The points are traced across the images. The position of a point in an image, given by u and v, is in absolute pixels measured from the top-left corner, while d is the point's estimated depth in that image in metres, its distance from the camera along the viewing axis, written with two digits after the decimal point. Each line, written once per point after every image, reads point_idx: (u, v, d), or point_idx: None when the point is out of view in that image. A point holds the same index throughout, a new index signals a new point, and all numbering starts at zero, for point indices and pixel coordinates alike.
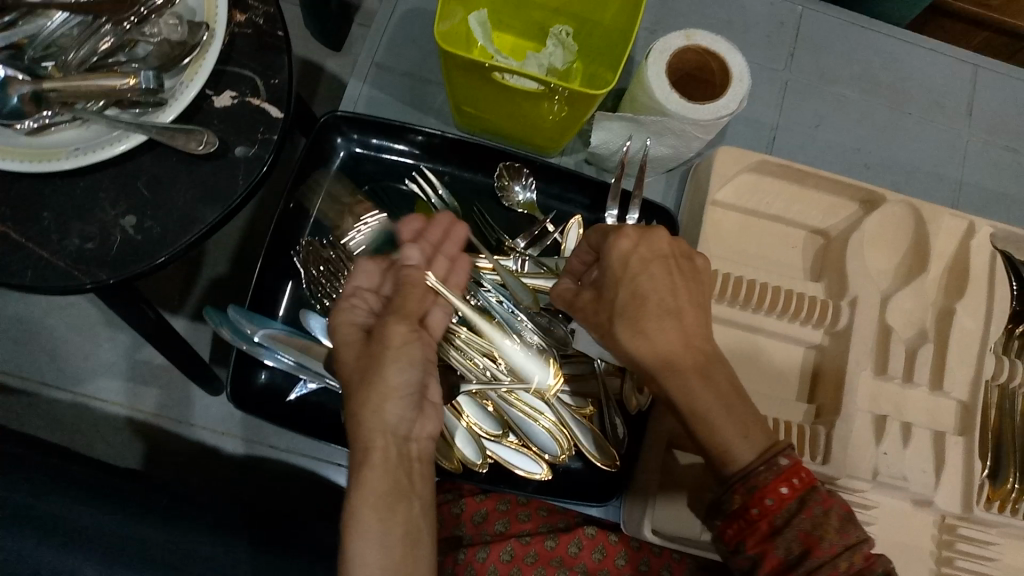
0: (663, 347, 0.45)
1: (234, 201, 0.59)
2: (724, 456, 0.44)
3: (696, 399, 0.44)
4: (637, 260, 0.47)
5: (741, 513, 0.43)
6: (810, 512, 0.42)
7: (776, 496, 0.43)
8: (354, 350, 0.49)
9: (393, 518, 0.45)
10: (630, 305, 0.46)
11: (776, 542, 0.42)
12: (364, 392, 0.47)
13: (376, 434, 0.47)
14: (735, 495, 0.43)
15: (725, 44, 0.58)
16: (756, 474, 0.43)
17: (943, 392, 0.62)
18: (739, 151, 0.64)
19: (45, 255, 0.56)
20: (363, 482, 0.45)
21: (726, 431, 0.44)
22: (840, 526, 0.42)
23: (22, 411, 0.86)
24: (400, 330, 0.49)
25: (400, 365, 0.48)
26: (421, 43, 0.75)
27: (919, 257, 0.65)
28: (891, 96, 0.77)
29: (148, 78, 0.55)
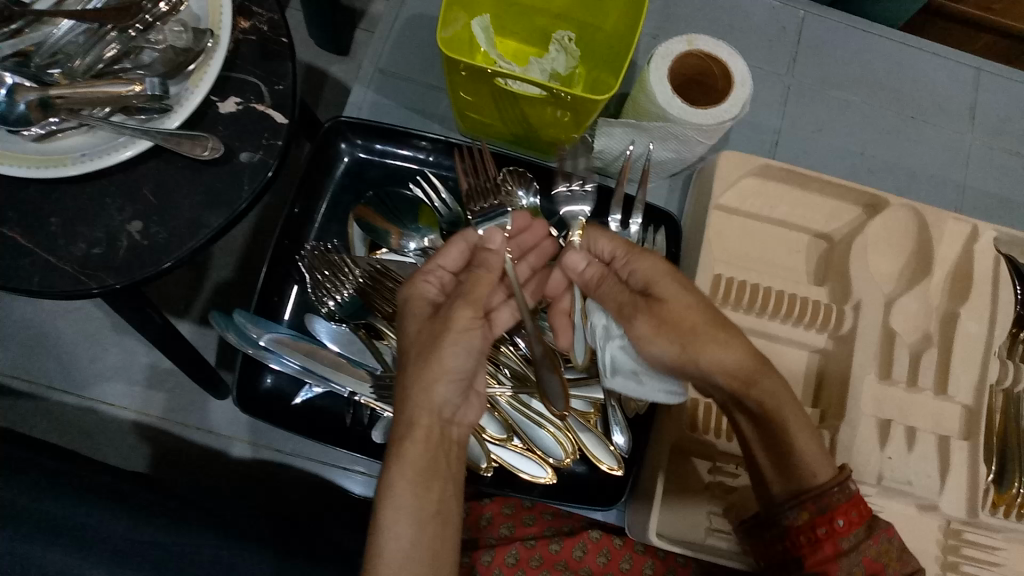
0: (735, 362, 0.49)
1: (240, 205, 0.59)
2: (803, 474, 0.50)
3: (789, 423, 0.50)
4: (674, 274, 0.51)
5: (807, 531, 0.49)
6: (875, 539, 0.49)
7: (846, 520, 0.49)
8: (418, 325, 0.51)
9: (427, 495, 0.47)
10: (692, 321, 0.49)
11: (841, 564, 0.48)
12: (418, 369, 0.49)
13: (421, 412, 0.48)
14: (804, 512, 0.49)
15: (727, 49, 0.58)
16: (829, 496, 0.49)
17: (948, 396, 0.62)
18: (742, 156, 0.64)
19: (51, 260, 0.57)
20: (402, 455, 0.47)
21: (808, 454, 0.50)
22: (899, 554, 0.50)
23: (29, 415, 0.87)
24: (466, 314, 0.50)
25: (456, 349, 0.49)
26: (424, 49, 0.76)
27: (924, 261, 0.65)
28: (894, 100, 0.77)
29: (153, 84, 0.56)
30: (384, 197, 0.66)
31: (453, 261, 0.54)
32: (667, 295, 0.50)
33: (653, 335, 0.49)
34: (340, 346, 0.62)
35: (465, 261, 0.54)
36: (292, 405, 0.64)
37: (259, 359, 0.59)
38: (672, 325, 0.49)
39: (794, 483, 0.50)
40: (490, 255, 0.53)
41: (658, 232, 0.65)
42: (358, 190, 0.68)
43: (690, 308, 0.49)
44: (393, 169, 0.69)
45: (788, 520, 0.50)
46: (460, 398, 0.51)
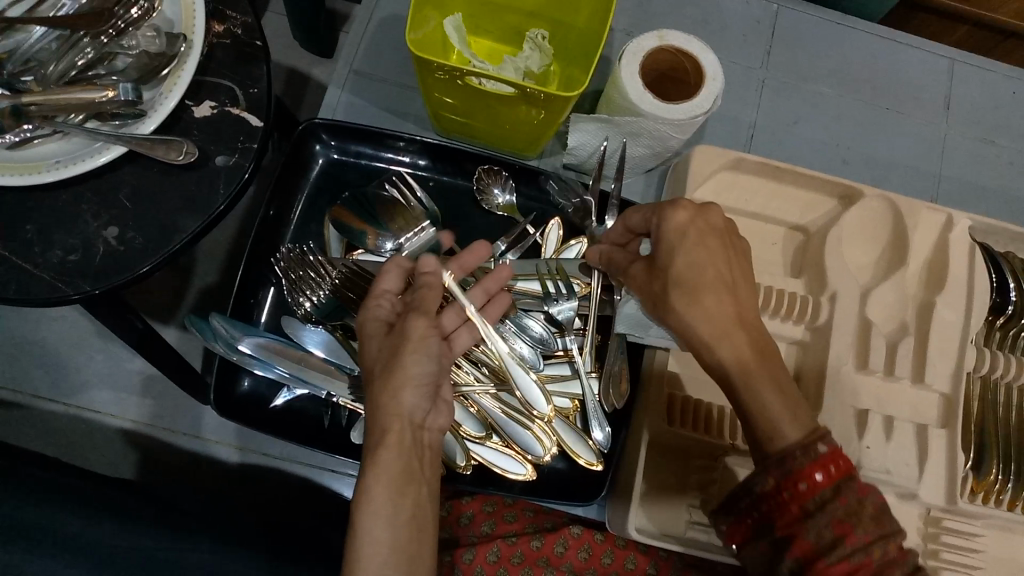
0: (704, 319, 0.45)
1: (217, 208, 0.60)
2: (771, 434, 0.44)
3: (750, 375, 0.44)
4: (693, 236, 0.47)
5: (774, 496, 0.43)
6: (843, 499, 0.42)
7: (811, 482, 0.42)
8: (378, 343, 0.52)
9: (401, 499, 0.46)
10: (686, 278, 0.46)
11: (807, 526, 0.42)
12: (385, 379, 0.49)
13: (391, 419, 0.48)
14: (769, 476, 0.43)
15: (698, 44, 0.58)
16: (791, 459, 0.43)
17: (925, 384, 0.63)
18: (716, 150, 0.65)
19: (28, 268, 0.57)
20: (376, 462, 0.47)
21: (774, 409, 0.44)
22: (875, 517, 0.43)
23: (14, 424, 0.87)
24: (420, 325, 0.51)
25: (419, 356, 0.50)
26: (400, 50, 0.76)
27: (898, 252, 0.65)
28: (869, 91, 0.78)
29: (125, 91, 0.56)
30: (360, 198, 0.66)
31: (394, 282, 0.55)
32: (667, 259, 0.47)
33: (643, 286, 0.50)
34: (327, 352, 0.61)
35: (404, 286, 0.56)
36: (272, 408, 0.64)
37: (244, 365, 0.59)
38: (654, 284, 0.49)
39: (761, 446, 0.44)
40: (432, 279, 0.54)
41: None
42: (336, 191, 0.68)
43: (691, 266, 0.47)
44: (371, 170, 0.69)
45: (757, 486, 0.44)
46: (429, 404, 0.51)
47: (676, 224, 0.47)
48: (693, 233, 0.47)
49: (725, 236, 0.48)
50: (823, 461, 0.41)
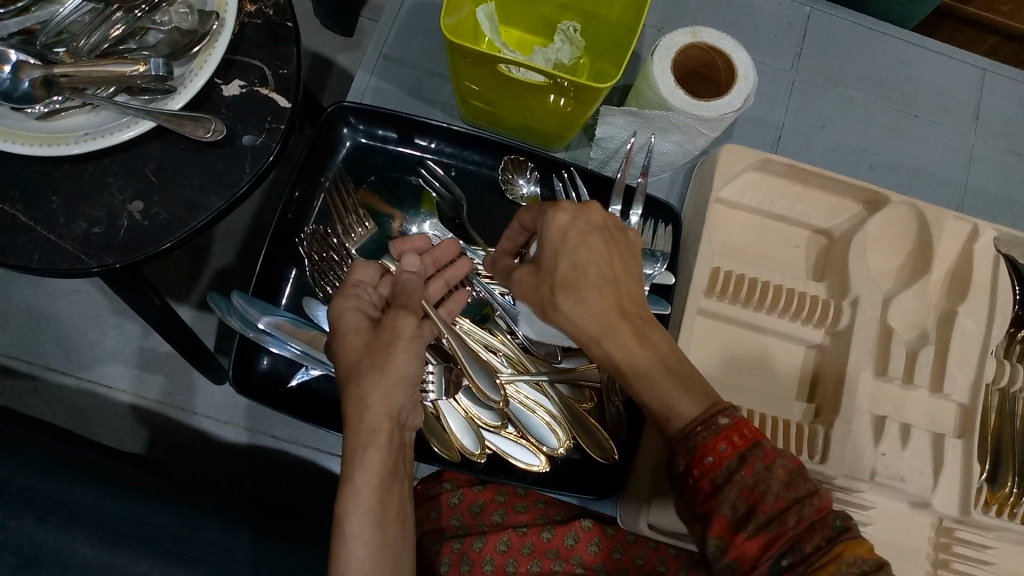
0: (587, 314, 0.48)
1: (242, 186, 0.60)
2: (668, 414, 0.44)
3: (634, 358, 0.46)
4: (574, 235, 0.49)
5: (687, 476, 0.42)
6: (751, 468, 0.40)
7: (716, 453, 0.41)
8: (363, 338, 0.51)
9: (388, 500, 0.47)
10: (570, 277, 0.49)
11: (720, 501, 0.41)
12: (375, 376, 0.49)
13: (382, 418, 0.48)
14: (679, 456, 0.43)
15: (730, 42, 0.58)
16: (693, 434, 0.42)
17: (942, 394, 0.62)
18: (742, 150, 0.64)
19: (53, 238, 0.57)
20: (366, 462, 0.46)
21: (665, 387, 0.44)
22: (787, 480, 0.40)
23: (27, 395, 0.87)
24: (410, 322, 0.51)
25: (409, 356, 0.50)
26: (429, 37, 0.76)
27: (923, 260, 0.65)
28: (897, 98, 0.77)
29: (158, 65, 0.56)
30: (388, 182, 0.68)
31: (369, 274, 0.58)
32: (548, 260, 0.51)
33: (527, 290, 0.52)
34: None
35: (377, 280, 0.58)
36: (288, 388, 0.64)
37: (259, 343, 0.59)
38: (536, 282, 0.52)
39: (664, 428, 0.44)
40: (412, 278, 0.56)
41: (658, 227, 0.66)
42: (360, 174, 0.68)
43: (575, 265, 0.49)
44: (396, 156, 0.69)
45: (674, 469, 0.43)
46: (410, 402, 0.51)
47: (559, 225, 0.50)
48: (570, 236, 0.49)
49: (607, 236, 0.50)
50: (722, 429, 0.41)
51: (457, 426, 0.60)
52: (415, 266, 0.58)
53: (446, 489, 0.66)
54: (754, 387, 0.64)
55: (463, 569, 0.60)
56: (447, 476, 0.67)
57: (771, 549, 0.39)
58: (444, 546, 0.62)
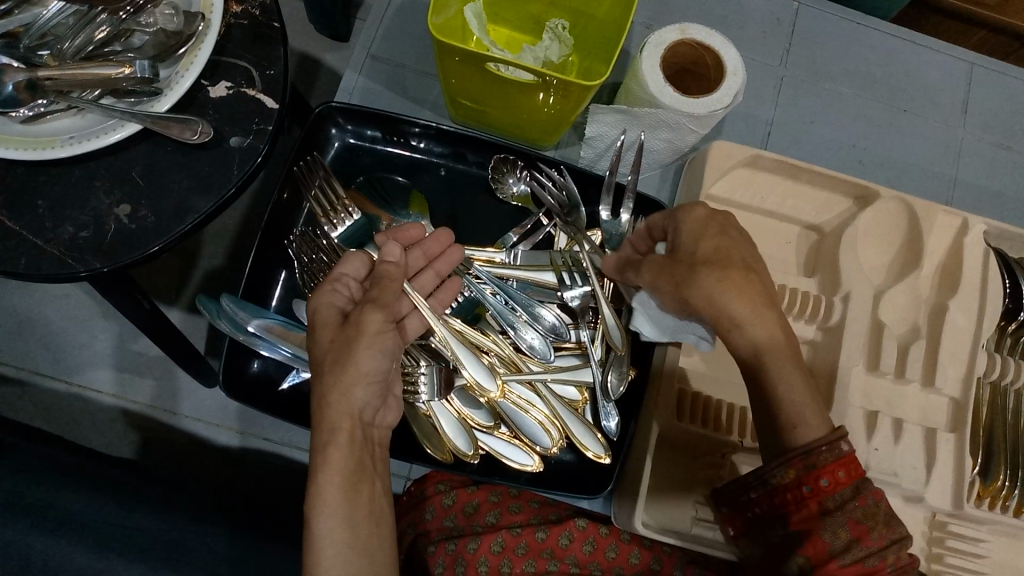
0: (739, 296, 0.46)
1: (230, 188, 0.59)
2: (795, 426, 0.47)
3: (773, 366, 0.47)
4: (717, 224, 0.48)
5: (791, 491, 0.47)
6: (861, 501, 0.47)
7: (831, 479, 0.47)
8: (330, 333, 0.50)
9: (356, 498, 0.47)
10: (713, 257, 0.46)
11: (825, 523, 0.47)
12: (335, 376, 0.48)
13: (341, 418, 0.48)
14: (791, 470, 0.47)
15: (719, 38, 0.58)
16: (817, 454, 0.46)
17: (935, 388, 0.62)
18: (732, 146, 0.64)
19: (39, 243, 0.56)
20: (328, 462, 0.47)
21: (795, 404, 0.47)
22: (886, 520, 0.47)
23: (16, 400, 0.87)
24: (376, 318, 0.49)
25: (373, 351, 0.48)
26: (417, 36, 0.75)
27: (913, 254, 0.65)
28: (886, 92, 0.77)
29: (143, 67, 0.57)
30: (373, 184, 0.67)
31: (355, 269, 0.55)
32: (687, 245, 0.48)
33: (658, 277, 0.49)
34: None
35: (365, 273, 0.56)
36: (279, 390, 0.64)
37: (250, 346, 0.59)
38: (672, 267, 0.48)
39: (782, 440, 0.48)
40: (392, 268, 0.55)
41: None
42: (349, 174, 0.68)
43: (723, 250, 0.47)
44: (385, 156, 0.68)
45: (774, 478, 0.48)
46: (377, 398, 0.50)
47: (696, 214, 0.49)
48: (709, 226, 0.48)
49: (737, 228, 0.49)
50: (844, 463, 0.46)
51: (450, 426, 0.60)
52: (397, 254, 0.56)
53: (439, 490, 0.65)
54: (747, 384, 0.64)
55: (458, 570, 0.60)
56: (439, 477, 0.66)
57: None
58: (439, 547, 0.62)
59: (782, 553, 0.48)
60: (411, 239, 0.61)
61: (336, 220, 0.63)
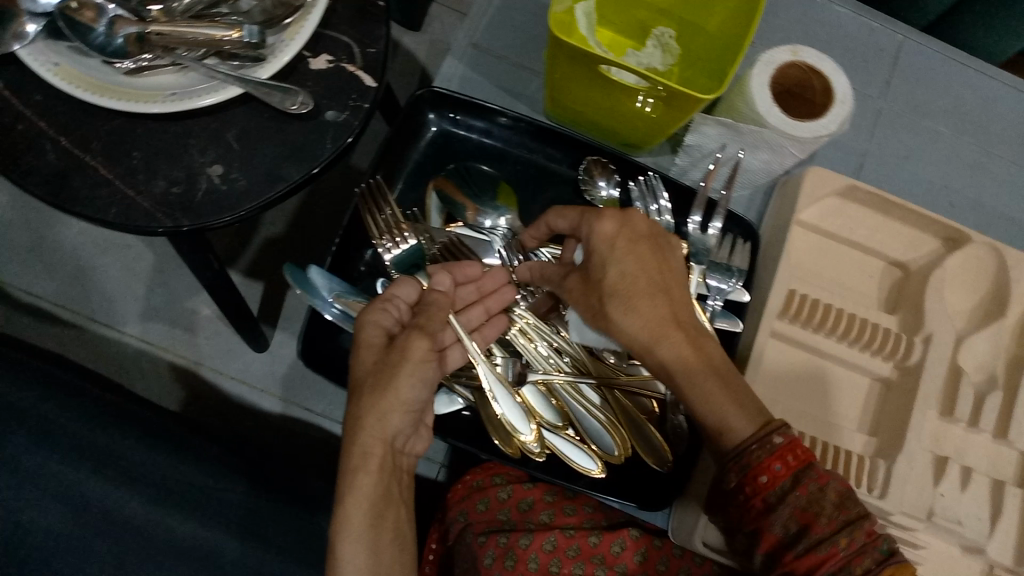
0: (642, 323, 0.49)
1: (321, 160, 0.59)
2: (722, 430, 0.46)
3: (690, 368, 0.48)
4: (622, 244, 0.52)
5: (739, 493, 0.46)
6: (803, 489, 0.44)
7: (770, 474, 0.45)
8: (373, 355, 0.50)
9: (382, 523, 0.47)
10: (619, 285, 0.51)
11: (771, 519, 0.44)
12: (374, 398, 0.48)
13: (375, 443, 0.48)
14: (732, 474, 0.46)
15: (830, 64, 0.57)
16: (748, 453, 0.45)
17: (1007, 440, 0.61)
18: (829, 174, 0.64)
19: (130, 194, 0.56)
20: (356, 488, 0.46)
21: (719, 398, 0.47)
22: (837, 502, 0.44)
23: (69, 344, 0.87)
24: (421, 346, 0.50)
25: (412, 380, 0.49)
26: (519, 29, 0.78)
27: (997, 303, 0.64)
28: (982, 135, 0.76)
29: (251, 32, 0.56)
30: (465, 172, 0.67)
31: (409, 293, 0.55)
32: (598, 267, 0.52)
33: (578, 298, 0.54)
34: None
35: (417, 297, 0.56)
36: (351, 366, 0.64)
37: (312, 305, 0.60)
38: (588, 292, 0.53)
39: (719, 446, 0.47)
40: (440, 297, 0.57)
41: (737, 243, 0.65)
42: (442, 160, 0.69)
43: (627, 274, 0.51)
44: (477, 145, 0.69)
45: (726, 484, 0.46)
46: (410, 426, 0.50)
47: (604, 234, 0.52)
48: (614, 246, 0.52)
49: (638, 244, 0.52)
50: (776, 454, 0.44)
51: None
52: (446, 284, 0.59)
53: (495, 483, 0.66)
54: (814, 413, 0.63)
55: (506, 564, 0.59)
56: (496, 469, 0.67)
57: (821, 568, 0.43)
58: (489, 539, 0.62)
59: (749, 554, 0.47)
60: (468, 276, 0.61)
61: (390, 243, 0.62)
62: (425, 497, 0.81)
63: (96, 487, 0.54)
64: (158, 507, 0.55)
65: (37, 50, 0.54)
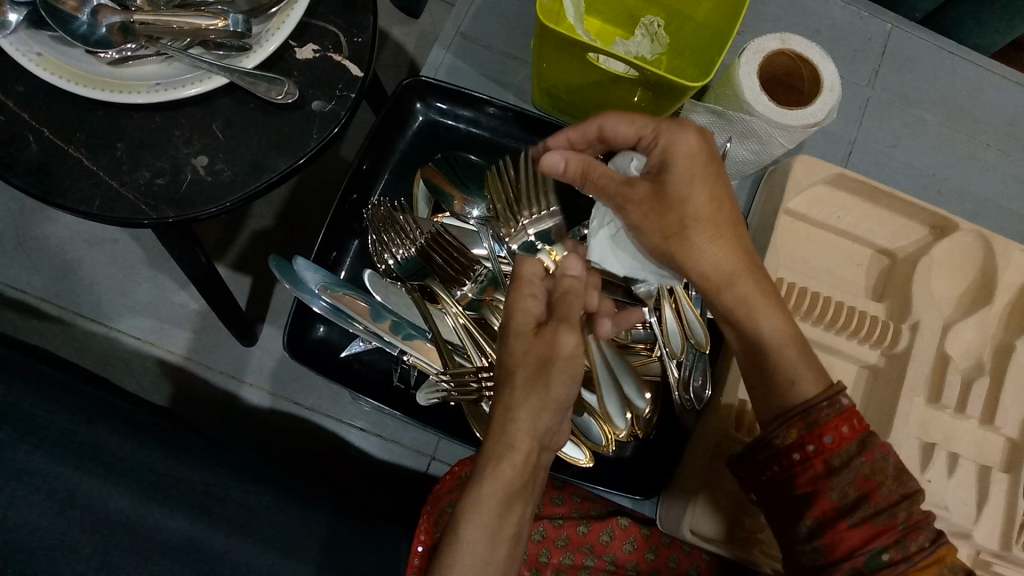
0: (724, 258, 0.49)
1: (308, 151, 0.58)
2: (791, 386, 0.50)
3: (762, 322, 0.50)
4: (699, 167, 0.48)
5: (798, 450, 0.49)
6: (868, 455, 0.48)
7: (836, 435, 0.48)
8: (525, 344, 0.47)
9: (507, 516, 0.45)
10: (707, 213, 0.48)
11: (832, 483, 0.48)
12: (525, 391, 0.46)
13: (522, 438, 0.46)
14: (793, 429, 0.49)
15: (818, 52, 0.57)
16: (817, 411, 0.48)
17: (993, 427, 0.61)
18: (812, 165, 0.64)
19: (115, 186, 0.56)
20: (497, 475, 0.45)
21: (798, 365, 0.50)
22: (897, 475, 0.48)
23: (56, 338, 0.87)
24: (569, 341, 0.46)
25: (565, 378, 0.46)
26: (509, 20, 0.78)
27: (984, 291, 0.64)
28: (970, 124, 0.76)
29: (236, 21, 0.55)
30: (451, 161, 0.67)
31: (536, 270, 0.49)
32: (676, 185, 0.48)
33: (643, 215, 0.49)
34: (382, 295, 0.61)
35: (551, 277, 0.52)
36: (340, 357, 0.66)
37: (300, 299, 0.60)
38: (661, 211, 0.48)
39: (781, 403, 0.50)
40: (573, 282, 0.49)
41: None
42: (429, 150, 0.69)
43: (706, 203, 0.48)
44: (464, 135, 0.70)
45: (777, 439, 0.50)
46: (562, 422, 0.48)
47: (686, 147, 0.48)
48: (694, 168, 0.48)
49: (716, 164, 0.49)
50: (845, 417, 0.47)
51: None
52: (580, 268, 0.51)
53: None
54: None
55: None
56: None
57: (872, 538, 0.46)
58: None
59: (791, 518, 0.49)
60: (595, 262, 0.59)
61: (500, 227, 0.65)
62: (418, 490, 0.80)
63: (83, 481, 0.53)
64: (147, 499, 0.54)
65: (19, 39, 0.53)
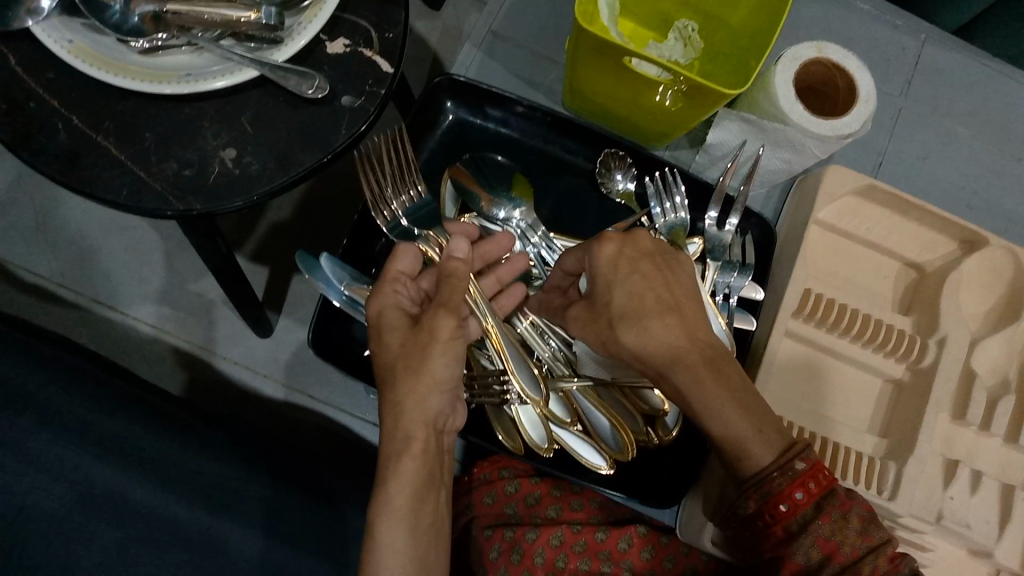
0: (660, 342, 0.45)
1: (335, 148, 0.58)
2: (743, 458, 0.44)
3: (708, 396, 0.44)
4: (624, 265, 0.48)
5: (757, 518, 0.45)
6: (826, 517, 0.43)
7: (790, 502, 0.43)
8: (399, 337, 0.48)
9: (421, 508, 0.44)
10: (627, 308, 0.47)
11: (794, 548, 0.44)
12: (411, 382, 0.46)
13: (418, 426, 0.46)
14: (751, 500, 0.44)
15: (855, 60, 0.56)
16: (769, 481, 0.43)
17: (1018, 446, 0.61)
18: (848, 173, 0.64)
19: (142, 176, 0.56)
20: (401, 471, 0.44)
21: (746, 434, 0.44)
22: (862, 529, 0.44)
23: (72, 324, 0.87)
24: (447, 323, 0.47)
25: (447, 359, 0.47)
26: (542, 21, 0.78)
27: (1012, 308, 0.63)
28: (1002, 138, 0.76)
29: (269, 14, 0.54)
30: (479, 163, 0.67)
31: (409, 265, 0.54)
32: (603, 290, 0.49)
33: (584, 323, 0.50)
34: None
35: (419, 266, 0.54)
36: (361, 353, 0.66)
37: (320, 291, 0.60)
38: (596, 318, 0.49)
39: (739, 474, 0.45)
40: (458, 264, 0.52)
41: (746, 239, 0.64)
42: (458, 149, 0.69)
43: (633, 294, 0.47)
44: (493, 135, 0.70)
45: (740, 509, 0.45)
46: (450, 404, 0.48)
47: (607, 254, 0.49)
48: (620, 266, 0.48)
49: (649, 261, 0.48)
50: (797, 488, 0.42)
51: (524, 417, 0.60)
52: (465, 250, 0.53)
53: (503, 476, 0.65)
54: (829, 411, 0.64)
55: (512, 558, 0.60)
56: (504, 462, 0.66)
57: None
58: (496, 533, 0.62)
59: None
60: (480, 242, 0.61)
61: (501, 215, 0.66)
62: None
63: (101, 471, 0.53)
64: (165, 491, 0.54)
65: (51, 27, 0.53)
